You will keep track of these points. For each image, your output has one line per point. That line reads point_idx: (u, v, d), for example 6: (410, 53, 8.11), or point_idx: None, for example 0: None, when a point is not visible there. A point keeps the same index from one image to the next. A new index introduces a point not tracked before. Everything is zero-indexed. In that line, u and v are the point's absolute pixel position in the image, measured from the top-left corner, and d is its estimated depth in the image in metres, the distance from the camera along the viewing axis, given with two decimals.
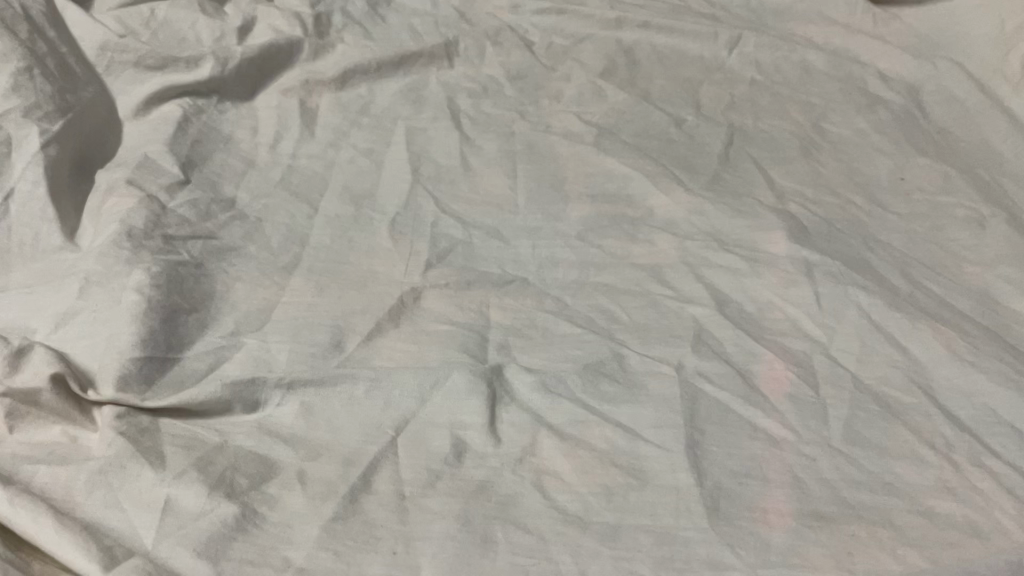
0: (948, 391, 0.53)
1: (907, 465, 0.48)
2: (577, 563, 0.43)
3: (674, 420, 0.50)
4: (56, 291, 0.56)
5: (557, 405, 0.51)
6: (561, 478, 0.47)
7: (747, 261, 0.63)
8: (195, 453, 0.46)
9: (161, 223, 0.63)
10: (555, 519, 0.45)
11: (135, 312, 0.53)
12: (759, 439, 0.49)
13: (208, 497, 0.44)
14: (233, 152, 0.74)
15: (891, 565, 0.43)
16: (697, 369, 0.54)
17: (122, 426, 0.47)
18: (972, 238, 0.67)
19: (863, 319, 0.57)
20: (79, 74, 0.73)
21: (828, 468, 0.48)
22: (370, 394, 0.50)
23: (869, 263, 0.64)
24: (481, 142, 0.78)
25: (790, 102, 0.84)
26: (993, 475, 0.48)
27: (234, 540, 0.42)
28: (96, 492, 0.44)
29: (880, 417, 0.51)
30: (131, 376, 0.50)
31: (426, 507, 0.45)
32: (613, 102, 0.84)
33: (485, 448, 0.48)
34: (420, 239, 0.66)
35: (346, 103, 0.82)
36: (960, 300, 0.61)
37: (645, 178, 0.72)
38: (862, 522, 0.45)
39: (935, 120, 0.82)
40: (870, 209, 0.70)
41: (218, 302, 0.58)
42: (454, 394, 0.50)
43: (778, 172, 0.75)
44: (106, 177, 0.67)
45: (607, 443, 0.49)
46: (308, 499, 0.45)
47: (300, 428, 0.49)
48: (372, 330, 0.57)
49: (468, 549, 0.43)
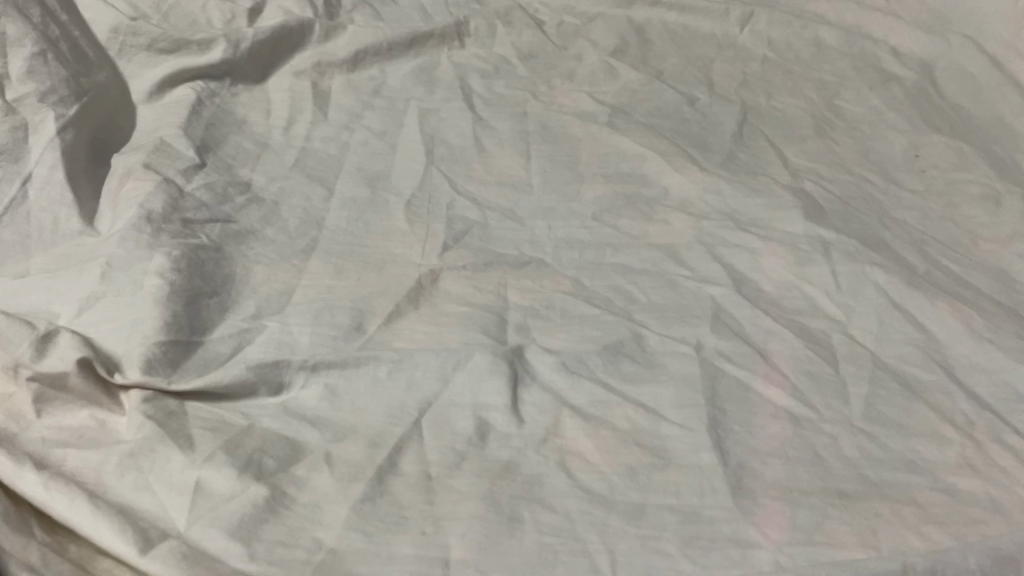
0: (967, 368, 0.53)
1: (929, 443, 0.49)
2: (605, 542, 0.43)
3: (695, 399, 0.51)
4: (78, 276, 0.56)
5: (578, 385, 0.51)
6: (585, 458, 0.47)
7: (764, 239, 0.63)
8: (222, 436, 0.47)
9: (180, 207, 0.63)
10: (580, 498, 0.45)
11: (158, 296, 0.54)
12: (780, 417, 0.50)
13: (238, 479, 0.44)
14: (247, 135, 0.74)
15: (916, 542, 0.43)
16: (716, 348, 0.54)
17: (150, 410, 0.47)
18: (988, 215, 0.67)
19: (881, 297, 0.58)
20: (93, 59, 0.72)
21: (849, 447, 0.48)
22: (393, 376, 0.51)
23: (886, 241, 0.64)
24: (494, 122, 0.78)
25: (803, 79, 0.84)
26: (1014, 452, 0.48)
27: (265, 522, 0.43)
28: (127, 475, 0.44)
29: (900, 395, 0.51)
30: (156, 359, 0.50)
31: (452, 487, 0.45)
32: (625, 80, 0.83)
33: (509, 428, 0.49)
34: (437, 221, 0.66)
35: (359, 85, 0.81)
36: (977, 277, 0.61)
37: (660, 158, 0.72)
38: (886, 500, 0.46)
39: (949, 96, 0.81)
40: (886, 187, 0.70)
41: (238, 285, 0.59)
42: (477, 374, 0.51)
43: (792, 150, 0.74)
44: (122, 162, 0.67)
45: (629, 422, 0.50)
46: (336, 479, 0.45)
47: (325, 410, 0.50)
48: (392, 312, 0.57)
49: (496, 529, 0.43)
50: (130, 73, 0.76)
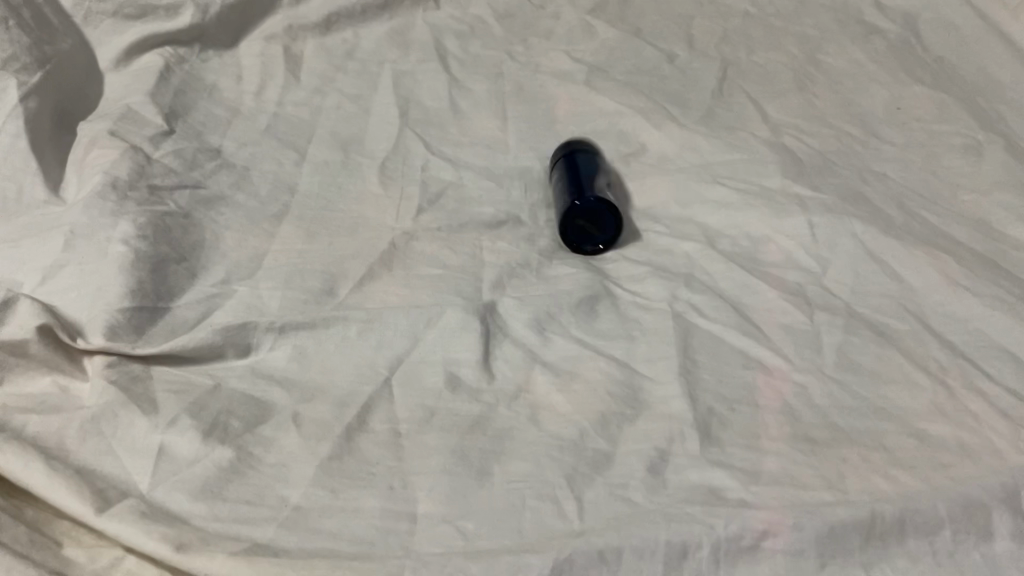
0: (942, 318, 0.53)
1: (899, 390, 0.48)
2: (574, 490, 0.43)
3: (667, 352, 0.50)
4: (41, 245, 0.55)
5: (550, 341, 0.52)
6: (556, 411, 0.47)
7: (740, 194, 0.62)
8: (187, 398, 0.46)
9: (146, 173, 0.62)
10: (550, 446, 0.45)
11: (123, 263, 0.53)
12: (753, 368, 0.50)
13: (203, 443, 0.44)
14: (217, 100, 0.73)
15: (884, 485, 0.43)
16: (690, 302, 0.54)
17: (112, 375, 0.47)
18: (968, 164, 0.66)
19: (859, 248, 0.57)
20: (56, 25, 0.70)
21: (820, 395, 0.48)
22: (363, 335, 0.51)
23: (864, 195, 0.63)
24: (470, 83, 0.77)
25: (784, 34, 0.82)
26: (987, 398, 0.48)
27: (229, 482, 0.42)
28: (89, 440, 0.44)
29: (874, 342, 0.51)
30: (120, 326, 0.50)
31: (421, 442, 0.45)
32: (604, 39, 0.82)
33: (480, 383, 0.49)
34: (411, 184, 0.66)
35: (331, 49, 0.80)
36: (956, 228, 0.60)
37: (637, 116, 0.71)
38: (855, 446, 0.45)
39: (933, 47, 0.80)
40: (867, 140, 0.69)
41: (208, 251, 0.58)
42: (448, 330, 0.51)
43: (773, 105, 0.73)
44: (88, 130, 0.66)
45: (600, 373, 0.49)
46: (304, 439, 0.45)
47: (294, 371, 0.49)
48: (364, 275, 0.57)
49: (465, 481, 0.43)
50: (96, 40, 0.73)
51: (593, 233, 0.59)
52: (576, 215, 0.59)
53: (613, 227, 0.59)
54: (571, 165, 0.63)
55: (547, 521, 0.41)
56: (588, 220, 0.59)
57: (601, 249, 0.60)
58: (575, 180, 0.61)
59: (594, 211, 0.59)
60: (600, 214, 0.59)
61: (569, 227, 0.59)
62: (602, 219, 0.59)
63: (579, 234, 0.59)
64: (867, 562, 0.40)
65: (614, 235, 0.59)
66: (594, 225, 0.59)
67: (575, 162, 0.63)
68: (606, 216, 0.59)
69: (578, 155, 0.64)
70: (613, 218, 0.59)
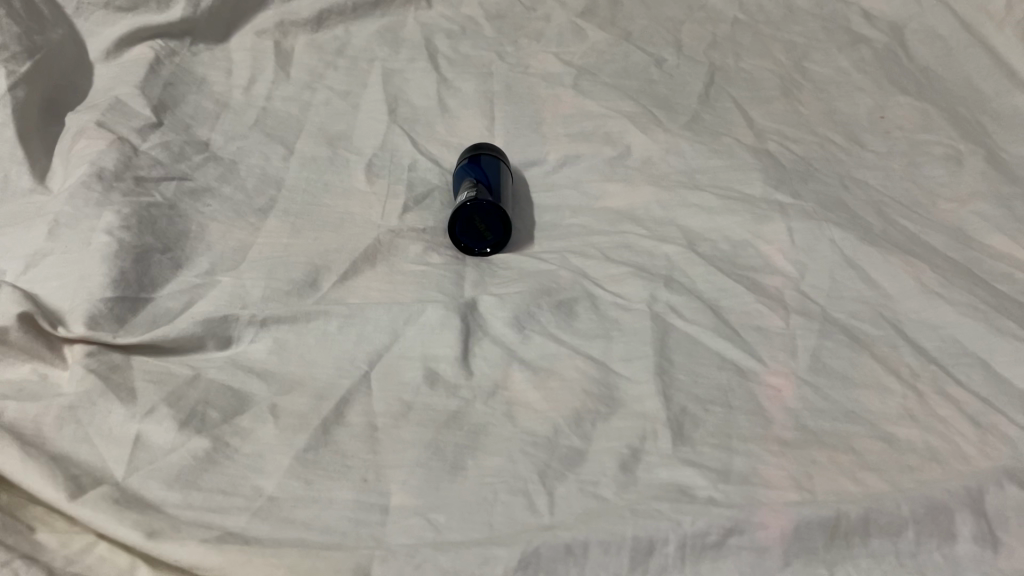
0: (915, 324, 0.54)
1: (870, 393, 0.49)
2: (546, 485, 0.43)
3: (644, 351, 0.51)
4: (26, 234, 0.56)
5: (529, 340, 0.52)
6: (532, 407, 0.48)
7: (721, 198, 0.63)
8: (166, 388, 0.47)
9: (132, 164, 0.62)
10: (525, 442, 0.45)
11: (107, 253, 0.54)
12: (728, 369, 0.50)
13: (180, 433, 0.44)
14: (206, 93, 0.73)
15: (851, 487, 0.43)
16: (668, 303, 0.55)
17: (92, 363, 0.47)
18: (948, 175, 0.67)
19: (836, 254, 0.58)
20: (47, 14, 0.70)
21: (792, 398, 0.48)
22: (344, 331, 0.51)
23: (844, 201, 0.64)
24: (458, 83, 0.77)
25: (772, 41, 0.83)
26: (956, 404, 0.48)
27: (204, 471, 0.43)
28: (66, 428, 0.44)
29: (848, 346, 0.52)
30: (101, 315, 0.50)
31: (397, 436, 0.46)
32: (593, 41, 0.83)
33: (458, 378, 0.49)
34: (397, 181, 0.66)
35: (322, 45, 0.81)
36: (934, 236, 0.61)
37: (623, 119, 0.72)
38: (824, 448, 0.46)
39: (918, 57, 0.81)
40: (849, 147, 0.70)
41: (193, 242, 0.58)
42: (429, 328, 0.52)
43: (758, 111, 0.74)
44: (76, 119, 0.66)
45: (578, 372, 0.50)
46: (280, 430, 0.45)
47: (273, 363, 0.50)
48: (348, 269, 0.57)
49: (438, 474, 0.43)
50: (86, 32, 0.74)
51: (482, 234, 0.60)
52: (470, 213, 0.59)
53: (502, 230, 0.60)
54: (476, 165, 0.64)
55: (517, 515, 0.42)
56: (478, 223, 0.60)
57: (487, 251, 0.61)
58: (467, 184, 0.62)
59: (482, 216, 0.59)
60: (488, 220, 0.60)
61: (460, 228, 0.60)
62: (493, 222, 0.60)
63: (468, 232, 0.60)
64: (831, 561, 0.40)
65: (504, 240, 0.60)
66: (483, 229, 0.60)
67: (479, 163, 0.64)
68: (493, 223, 0.60)
69: (485, 157, 0.64)
70: (504, 224, 0.60)
